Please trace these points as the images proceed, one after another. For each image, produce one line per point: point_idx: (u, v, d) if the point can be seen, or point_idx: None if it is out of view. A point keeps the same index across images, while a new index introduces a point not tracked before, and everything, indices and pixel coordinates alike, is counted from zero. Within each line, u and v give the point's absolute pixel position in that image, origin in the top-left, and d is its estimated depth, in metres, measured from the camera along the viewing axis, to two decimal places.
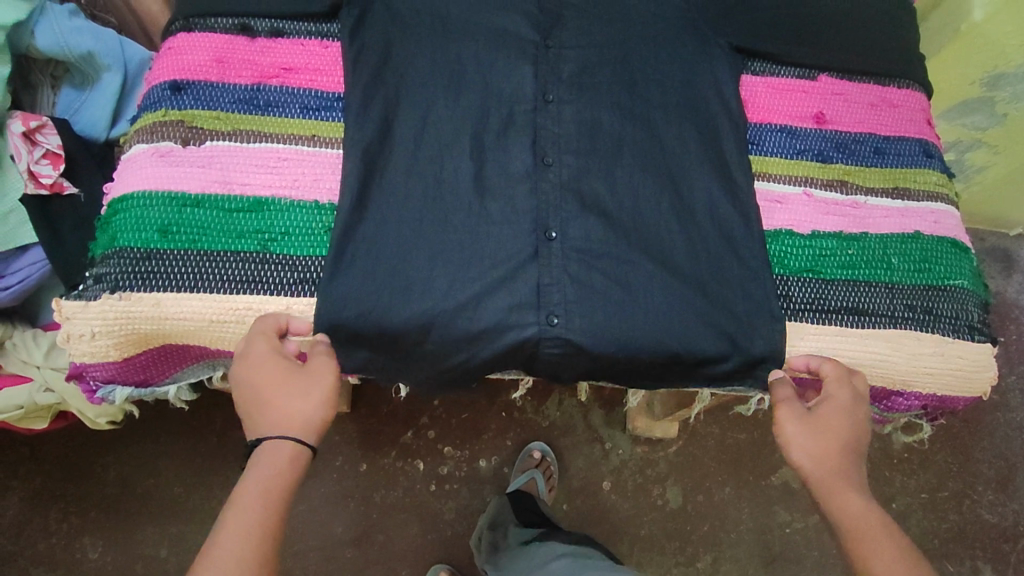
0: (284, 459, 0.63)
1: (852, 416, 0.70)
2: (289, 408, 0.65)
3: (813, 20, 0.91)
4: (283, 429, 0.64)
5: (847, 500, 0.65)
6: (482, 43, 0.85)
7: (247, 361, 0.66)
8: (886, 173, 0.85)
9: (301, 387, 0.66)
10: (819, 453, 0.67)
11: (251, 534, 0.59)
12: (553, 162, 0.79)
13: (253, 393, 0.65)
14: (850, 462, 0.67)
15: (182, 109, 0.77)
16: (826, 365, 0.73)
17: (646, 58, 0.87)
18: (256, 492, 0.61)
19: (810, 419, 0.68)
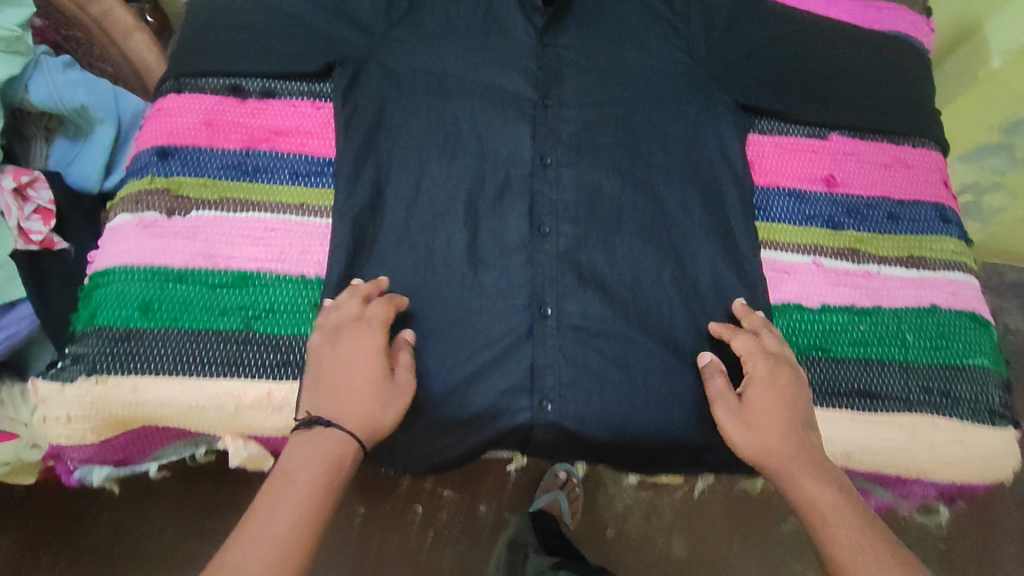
0: (330, 454, 0.58)
1: (780, 388, 0.66)
2: (366, 408, 0.61)
3: (825, 77, 0.88)
4: (350, 421, 0.60)
5: (806, 482, 0.61)
6: (478, 102, 0.82)
7: (355, 340, 0.64)
8: (901, 241, 0.81)
9: (388, 390, 0.63)
10: (764, 442, 0.63)
11: (297, 531, 0.53)
12: (550, 231, 0.76)
13: (336, 378, 0.62)
14: (796, 438, 0.63)
15: (168, 176, 0.75)
16: (737, 342, 0.69)
17: (649, 117, 0.84)
18: (297, 484, 0.56)
19: (744, 412, 0.65)
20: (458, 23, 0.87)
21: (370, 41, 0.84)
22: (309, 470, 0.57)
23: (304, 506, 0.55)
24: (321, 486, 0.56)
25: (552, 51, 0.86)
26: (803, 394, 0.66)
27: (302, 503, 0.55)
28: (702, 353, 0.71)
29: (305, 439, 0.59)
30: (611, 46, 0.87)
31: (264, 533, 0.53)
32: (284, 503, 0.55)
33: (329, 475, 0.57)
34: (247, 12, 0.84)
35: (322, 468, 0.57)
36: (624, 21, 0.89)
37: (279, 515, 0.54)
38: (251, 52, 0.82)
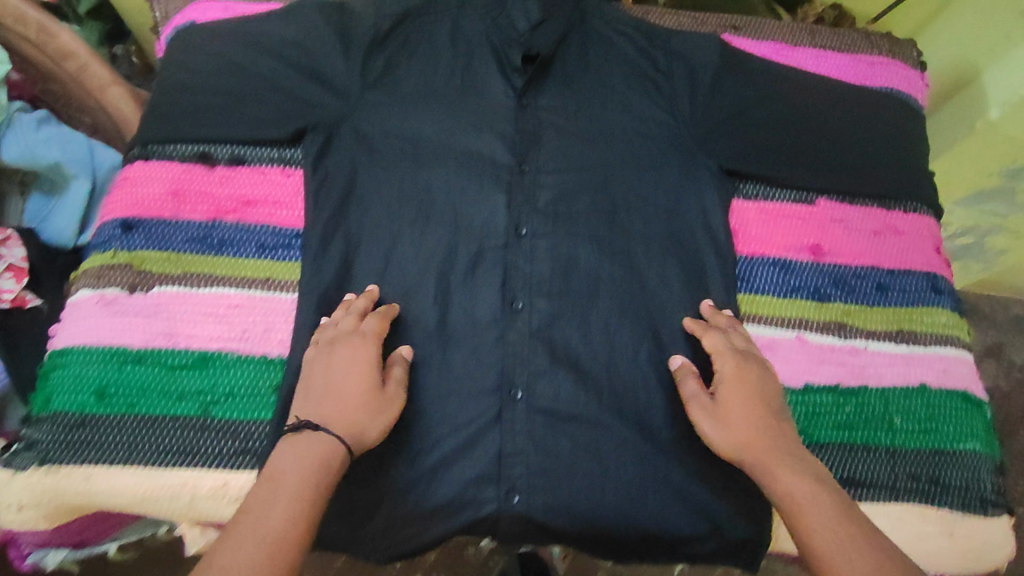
0: (319, 451, 0.57)
1: (750, 383, 0.67)
2: (356, 414, 0.61)
3: (813, 139, 0.85)
4: (339, 425, 0.59)
5: (787, 475, 0.60)
6: (452, 168, 0.80)
7: (349, 351, 0.65)
8: (890, 314, 0.78)
9: (379, 400, 0.63)
10: (741, 438, 0.63)
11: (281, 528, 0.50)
12: (522, 307, 0.73)
13: (329, 385, 0.62)
14: (772, 431, 0.63)
15: (132, 250, 0.73)
16: (706, 339, 0.71)
17: (630, 182, 0.81)
18: (285, 483, 0.54)
19: (718, 408, 0.66)
20: (436, 85, 0.85)
21: (344, 104, 0.82)
22: (298, 467, 0.55)
23: (296, 502, 0.52)
24: (312, 483, 0.54)
25: (532, 113, 0.84)
26: (771, 387, 0.67)
27: (294, 499, 0.52)
28: (673, 356, 0.72)
29: (293, 440, 0.58)
30: (592, 108, 0.85)
31: (255, 531, 0.50)
32: (274, 501, 0.52)
33: (319, 471, 0.55)
34: (219, 76, 0.83)
35: (311, 465, 0.55)
36: (606, 81, 0.87)
37: (270, 512, 0.51)
38: (221, 119, 0.80)
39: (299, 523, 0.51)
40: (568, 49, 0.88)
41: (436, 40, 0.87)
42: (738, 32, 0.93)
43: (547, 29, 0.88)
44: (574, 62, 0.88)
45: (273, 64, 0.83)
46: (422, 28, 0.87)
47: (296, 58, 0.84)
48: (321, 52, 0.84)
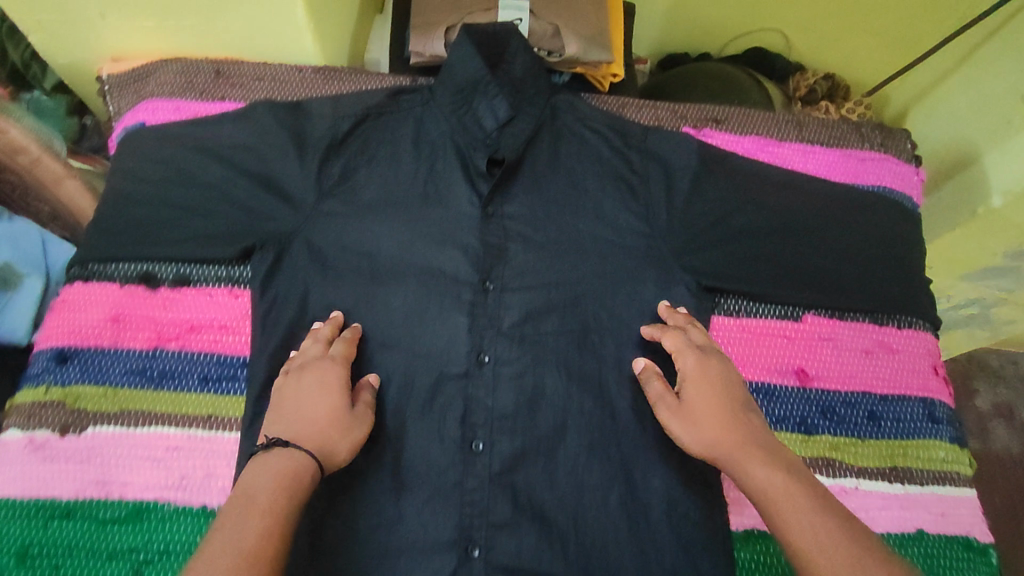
0: (290, 467, 0.58)
1: (712, 380, 0.68)
2: (324, 431, 0.62)
3: (800, 245, 0.79)
4: (310, 441, 0.61)
5: (758, 469, 0.61)
6: (412, 285, 0.76)
7: (318, 375, 0.66)
8: (882, 447, 0.72)
9: (348, 420, 0.64)
10: (709, 437, 0.64)
11: (253, 544, 0.51)
12: (482, 448, 0.68)
13: (296, 404, 0.63)
14: (739, 424, 0.64)
15: (66, 385, 0.69)
16: (666, 339, 0.71)
17: (601, 298, 0.76)
18: (256, 499, 0.54)
19: (685, 412, 0.66)
20: (397, 192, 0.81)
21: (297, 216, 0.77)
22: (272, 482, 0.56)
23: (275, 512, 0.54)
24: (285, 495, 0.56)
25: (498, 223, 0.79)
26: (734, 382, 0.67)
27: (268, 511, 0.54)
28: (637, 360, 0.72)
29: (264, 457, 0.59)
30: (562, 215, 0.80)
31: (234, 540, 0.52)
32: (249, 515, 0.53)
33: (295, 482, 0.57)
34: (169, 186, 0.79)
35: (285, 478, 0.57)
36: (578, 184, 0.82)
37: (249, 523, 0.53)
38: (167, 236, 0.76)
39: (278, 532, 0.53)
40: (538, 150, 0.84)
41: (399, 142, 0.84)
42: (720, 125, 0.88)
43: (516, 130, 0.84)
44: (544, 164, 0.83)
45: (226, 172, 0.79)
46: (383, 130, 0.84)
47: (250, 165, 0.80)
48: (277, 158, 0.80)
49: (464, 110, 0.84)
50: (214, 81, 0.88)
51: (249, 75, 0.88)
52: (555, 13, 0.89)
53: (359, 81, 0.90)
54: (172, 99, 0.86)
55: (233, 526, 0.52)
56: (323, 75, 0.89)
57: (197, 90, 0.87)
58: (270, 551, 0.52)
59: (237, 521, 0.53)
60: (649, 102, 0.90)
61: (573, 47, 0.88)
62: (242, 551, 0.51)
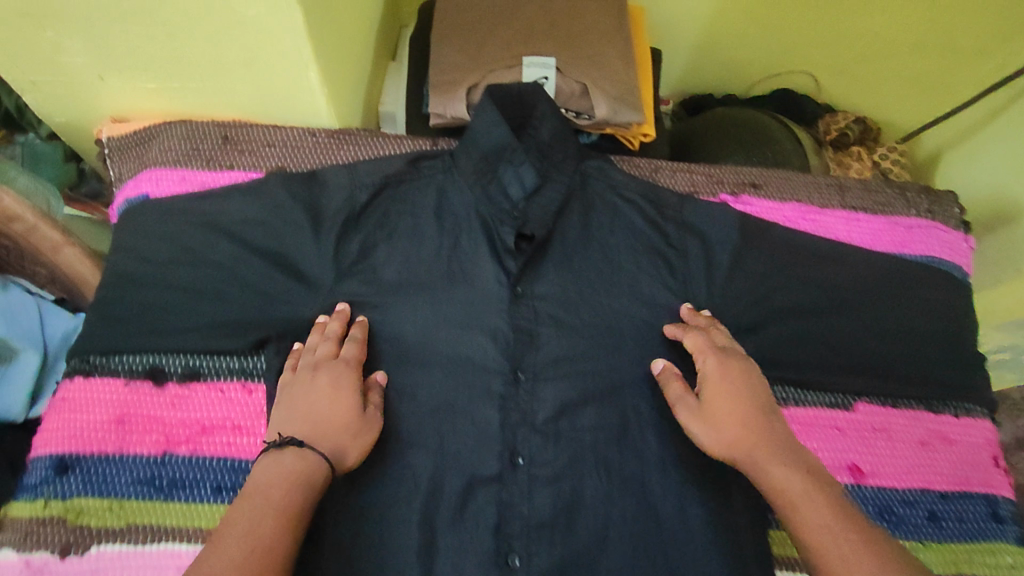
0: (304, 469, 0.59)
1: (733, 381, 0.67)
2: (336, 434, 0.63)
3: (848, 327, 0.75)
4: (324, 444, 0.61)
5: (773, 468, 0.62)
6: (438, 375, 0.71)
7: (331, 377, 0.66)
8: (947, 552, 0.70)
9: (359, 425, 0.64)
10: (726, 437, 0.64)
11: (262, 544, 0.52)
12: (520, 562, 0.64)
13: (309, 407, 0.64)
14: (757, 425, 0.65)
15: (68, 499, 0.63)
16: (687, 338, 0.70)
17: (640, 388, 0.72)
18: (269, 498, 0.56)
19: (703, 411, 0.66)
20: (419, 270, 0.76)
21: (314, 302, 0.72)
22: (286, 482, 0.57)
23: (286, 514, 0.55)
24: (297, 497, 0.57)
25: (528, 305, 0.74)
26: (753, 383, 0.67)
27: (282, 511, 0.55)
28: (656, 359, 0.71)
29: (278, 456, 0.59)
30: (595, 294, 0.76)
31: (247, 537, 0.53)
32: (265, 514, 0.54)
33: (308, 485, 0.58)
34: (173, 267, 0.73)
35: (297, 479, 0.58)
36: (611, 259, 0.77)
37: (258, 523, 0.54)
38: (174, 325, 0.70)
39: (291, 532, 0.55)
40: (568, 221, 0.79)
41: (420, 215, 0.79)
42: (758, 190, 0.84)
43: (545, 200, 0.78)
44: (575, 236, 0.78)
45: (236, 251, 0.74)
46: (403, 201, 0.79)
47: (262, 242, 0.74)
48: (291, 245, 0.74)
49: (489, 177, 0.78)
50: (221, 147, 0.82)
51: (258, 141, 0.82)
52: (583, 71, 0.83)
53: (377, 146, 0.85)
54: (177, 168, 0.81)
55: (246, 523, 0.53)
56: (337, 139, 0.84)
57: (204, 158, 0.82)
58: (281, 551, 0.53)
59: (252, 519, 0.54)
60: (682, 166, 0.85)
61: (603, 109, 0.81)
62: (255, 548, 0.52)
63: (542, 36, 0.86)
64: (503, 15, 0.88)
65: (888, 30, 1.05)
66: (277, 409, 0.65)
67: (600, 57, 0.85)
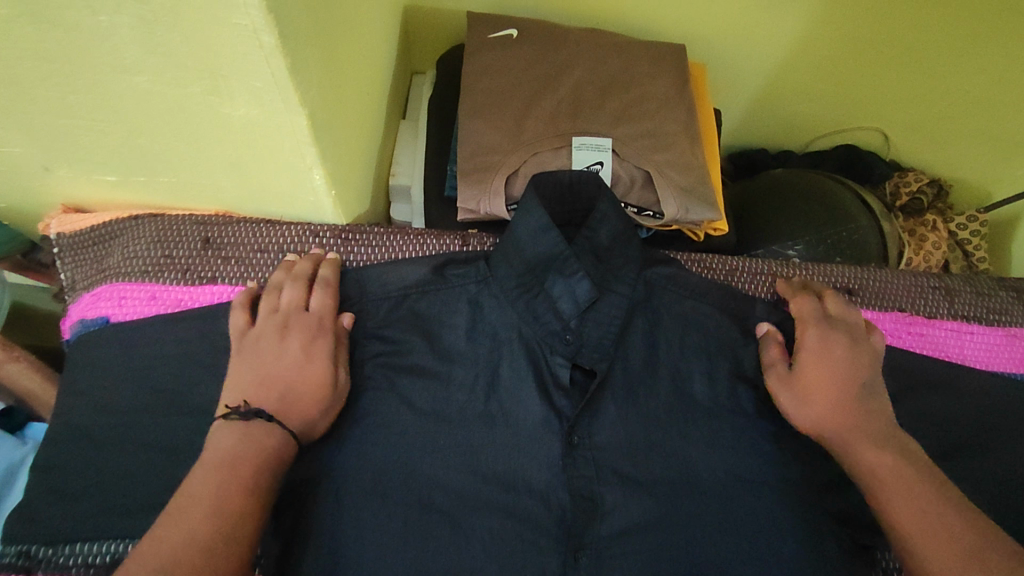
0: (271, 445, 0.50)
1: (839, 353, 0.60)
2: (304, 404, 0.54)
3: (963, 479, 0.62)
4: (291, 419, 0.53)
5: (868, 451, 0.54)
6: (479, 553, 0.56)
7: (304, 338, 0.57)
8: None
9: (331, 397, 0.56)
10: (826, 414, 0.57)
11: (228, 520, 0.44)
12: None
13: (276, 368, 0.55)
14: (861, 405, 0.57)
15: None
16: (794, 305, 0.65)
17: (729, 566, 0.57)
18: (236, 472, 0.47)
19: (796, 380, 0.59)
20: (451, 414, 0.61)
21: (324, 460, 0.58)
22: (254, 458, 0.48)
23: (250, 492, 0.46)
24: (267, 476, 0.48)
25: (586, 456, 0.60)
26: (860, 360, 0.59)
27: (248, 491, 0.47)
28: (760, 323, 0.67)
29: (244, 429, 0.50)
30: (666, 437, 0.62)
31: (207, 519, 0.44)
32: (227, 493, 0.46)
33: (276, 465, 0.49)
34: (151, 417, 0.59)
35: (264, 456, 0.49)
36: (682, 389, 0.64)
37: (225, 498, 0.45)
38: (148, 499, 0.56)
39: (255, 514, 0.46)
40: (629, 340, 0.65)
41: (449, 336, 0.64)
42: (852, 298, 0.71)
43: (603, 317, 0.64)
44: (639, 360, 0.65)
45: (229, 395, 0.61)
46: (428, 319, 0.65)
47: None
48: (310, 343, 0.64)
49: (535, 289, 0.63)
50: (200, 254, 0.67)
51: (245, 245, 0.67)
52: (645, 154, 0.71)
53: (393, 246, 0.70)
54: (144, 283, 0.65)
55: (205, 499, 0.45)
56: (345, 240, 0.68)
57: (178, 268, 0.66)
58: (243, 538, 0.45)
59: (212, 496, 0.45)
60: (762, 268, 0.73)
61: (671, 208, 0.69)
62: (218, 528, 0.44)
63: (593, 107, 0.73)
64: (545, 82, 0.74)
65: (981, 85, 0.90)
66: (235, 366, 0.56)
67: (663, 135, 0.72)
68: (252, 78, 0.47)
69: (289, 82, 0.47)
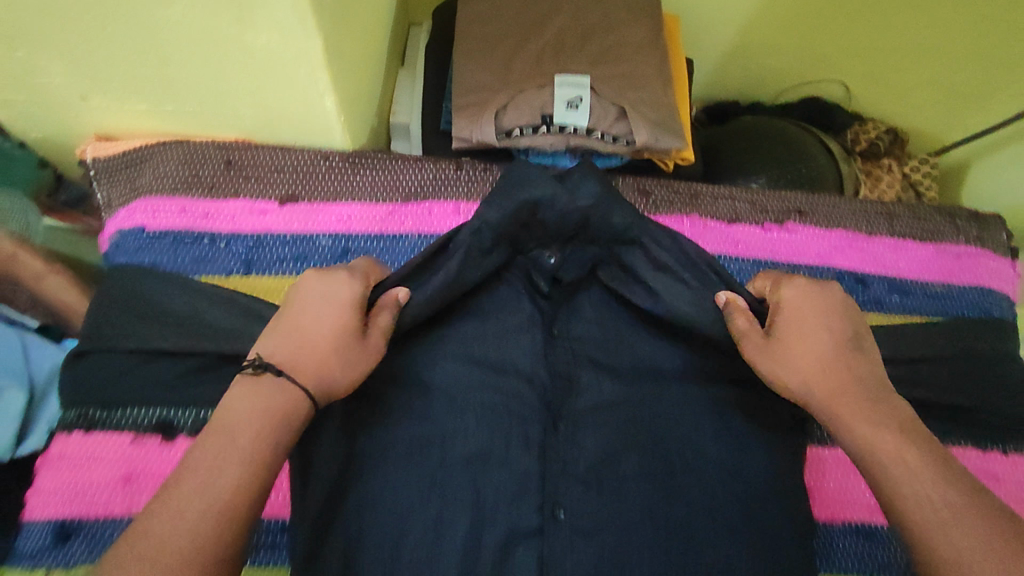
0: (279, 404, 0.50)
1: (812, 315, 0.60)
2: (324, 361, 0.53)
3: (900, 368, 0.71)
4: (305, 374, 0.52)
5: (864, 426, 0.53)
6: (470, 421, 0.67)
7: (330, 296, 0.57)
8: None
9: (356, 353, 0.55)
10: (809, 371, 0.57)
11: (222, 500, 0.44)
12: None
13: (300, 328, 0.55)
14: (843, 370, 0.57)
15: (73, 566, 0.61)
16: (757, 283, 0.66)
17: (687, 434, 0.67)
18: (236, 443, 0.47)
19: (777, 343, 0.59)
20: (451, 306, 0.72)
21: None
22: (254, 425, 0.48)
23: (250, 468, 0.46)
24: (267, 445, 0.48)
25: (565, 346, 0.71)
26: (835, 320, 0.59)
27: (247, 464, 0.47)
28: (720, 292, 0.66)
29: (256, 386, 0.51)
30: (634, 333, 0.73)
31: (197, 497, 0.44)
32: (228, 465, 0.46)
33: (279, 431, 0.49)
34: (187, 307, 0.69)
35: (272, 419, 0.49)
36: None
37: (221, 474, 0.46)
38: (181, 376, 0.64)
39: (256, 476, 0.46)
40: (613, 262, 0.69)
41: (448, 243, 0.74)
42: (803, 217, 0.80)
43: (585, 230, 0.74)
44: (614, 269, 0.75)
45: (262, 288, 0.71)
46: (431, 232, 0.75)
47: (293, 274, 0.72)
48: (327, 243, 0.73)
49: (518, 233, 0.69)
50: (224, 174, 0.75)
51: (265, 167, 0.75)
52: (622, 90, 0.78)
53: (393, 169, 0.77)
54: (175, 198, 0.73)
55: (203, 473, 0.45)
56: (352, 163, 0.76)
57: (204, 185, 0.74)
58: (245, 504, 0.45)
59: (207, 474, 0.45)
60: (724, 192, 0.80)
61: (643, 136, 0.76)
62: (217, 503, 0.44)
63: (575, 49, 0.81)
64: (532, 27, 0.82)
65: (930, 39, 0.99)
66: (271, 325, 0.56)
67: (638, 74, 0.80)
68: (274, 9, 0.55)
69: (307, 9, 0.55)
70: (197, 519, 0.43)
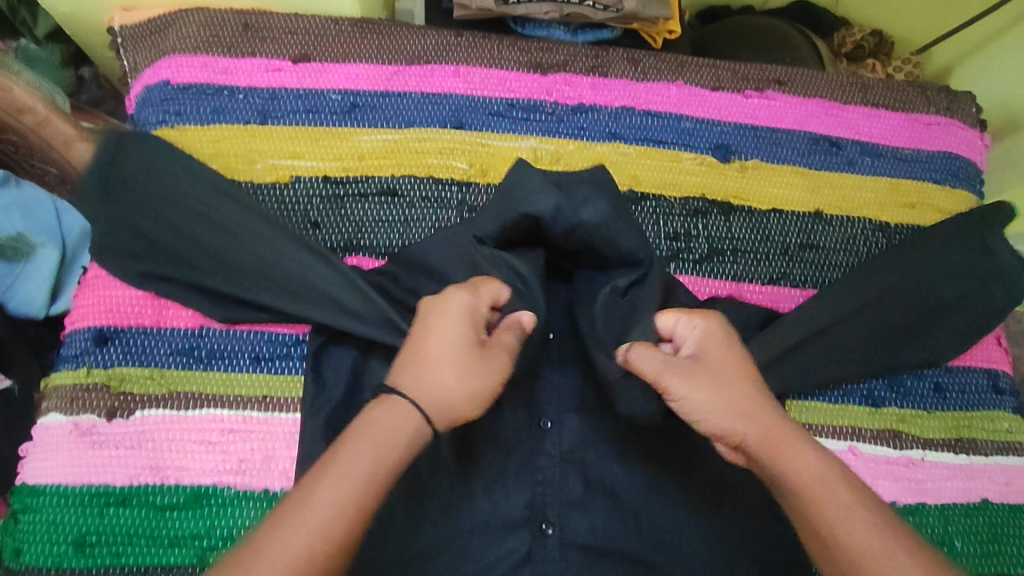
0: (398, 432, 0.47)
1: (728, 347, 0.54)
2: (451, 386, 0.50)
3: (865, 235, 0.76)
4: (428, 400, 0.49)
5: (800, 463, 0.49)
6: None
7: (450, 317, 0.53)
8: (949, 418, 0.76)
9: (482, 371, 0.52)
10: (736, 410, 0.51)
11: (340, 522, 0.42)
12: (552, 425, 0.67)
13: (424, 351, 0.51)
14: (768, 409, 0.52)
15: (109, 367, 0.68)
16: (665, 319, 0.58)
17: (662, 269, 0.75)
18: (350, 461, 0.45)
19: (703, 379, 0.52)
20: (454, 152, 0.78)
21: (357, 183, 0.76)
22: (370, 446, 0.45)
23: (366, 490, 0.44)
24: (382, 468, 0.45)
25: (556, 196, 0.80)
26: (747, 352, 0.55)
27: (365, 484, 0.44)
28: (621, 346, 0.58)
29: (379, 413, 0.48)
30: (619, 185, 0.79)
31: (312, 520, 0.42)
32: (340, 483, 0.44)
33: (394, 456, 0.46)
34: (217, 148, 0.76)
35: (393, 446, 0.46)
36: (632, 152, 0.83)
37: (333, 489, 0.43)
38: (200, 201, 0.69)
39: (373, 499, 0.44)
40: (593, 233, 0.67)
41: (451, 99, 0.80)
42: (783, 87, 0.85)
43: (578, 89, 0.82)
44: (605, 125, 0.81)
45: (279, 133, 0.77)
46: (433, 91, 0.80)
47: (305, 124, 0.78)
48: (337, 98, 0.79)
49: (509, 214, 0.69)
50: (241, 35, 0.80)
51: (279, 29, 0.80)
52: None
53: (398, 36, 0.82)
54: (197, 55, 0.79)
55: (316, 493, 0.43)
56: (359, 27, 0.82)
57: (224, 45, 0.79)
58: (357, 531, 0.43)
59: (320, 495, 0.43)
60: (709, 62, 0.85)
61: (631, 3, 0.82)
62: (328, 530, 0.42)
63: None
64: None
65: None
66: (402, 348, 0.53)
67: None
68: None
69: None
70: (308, 544, 0.41)
